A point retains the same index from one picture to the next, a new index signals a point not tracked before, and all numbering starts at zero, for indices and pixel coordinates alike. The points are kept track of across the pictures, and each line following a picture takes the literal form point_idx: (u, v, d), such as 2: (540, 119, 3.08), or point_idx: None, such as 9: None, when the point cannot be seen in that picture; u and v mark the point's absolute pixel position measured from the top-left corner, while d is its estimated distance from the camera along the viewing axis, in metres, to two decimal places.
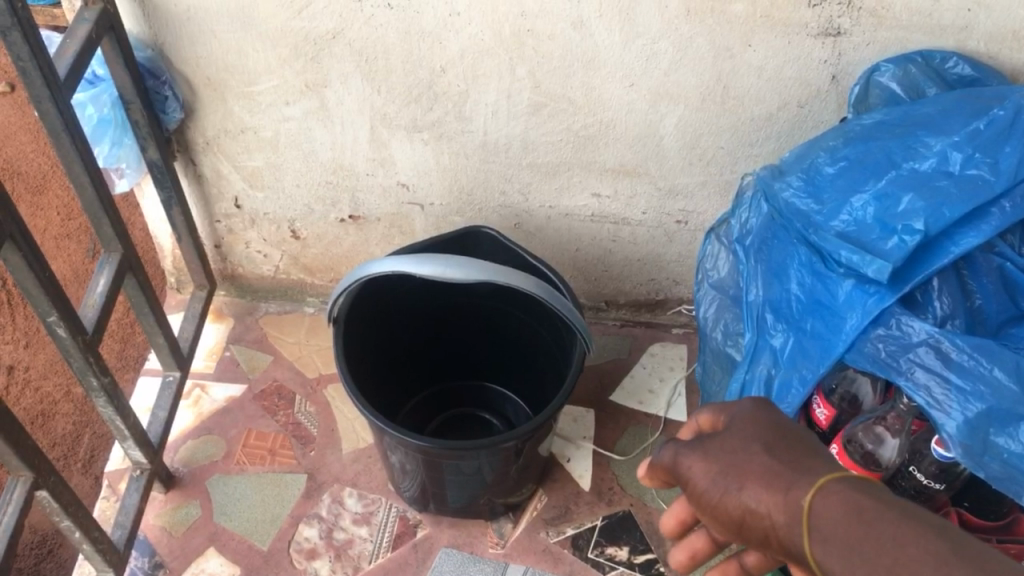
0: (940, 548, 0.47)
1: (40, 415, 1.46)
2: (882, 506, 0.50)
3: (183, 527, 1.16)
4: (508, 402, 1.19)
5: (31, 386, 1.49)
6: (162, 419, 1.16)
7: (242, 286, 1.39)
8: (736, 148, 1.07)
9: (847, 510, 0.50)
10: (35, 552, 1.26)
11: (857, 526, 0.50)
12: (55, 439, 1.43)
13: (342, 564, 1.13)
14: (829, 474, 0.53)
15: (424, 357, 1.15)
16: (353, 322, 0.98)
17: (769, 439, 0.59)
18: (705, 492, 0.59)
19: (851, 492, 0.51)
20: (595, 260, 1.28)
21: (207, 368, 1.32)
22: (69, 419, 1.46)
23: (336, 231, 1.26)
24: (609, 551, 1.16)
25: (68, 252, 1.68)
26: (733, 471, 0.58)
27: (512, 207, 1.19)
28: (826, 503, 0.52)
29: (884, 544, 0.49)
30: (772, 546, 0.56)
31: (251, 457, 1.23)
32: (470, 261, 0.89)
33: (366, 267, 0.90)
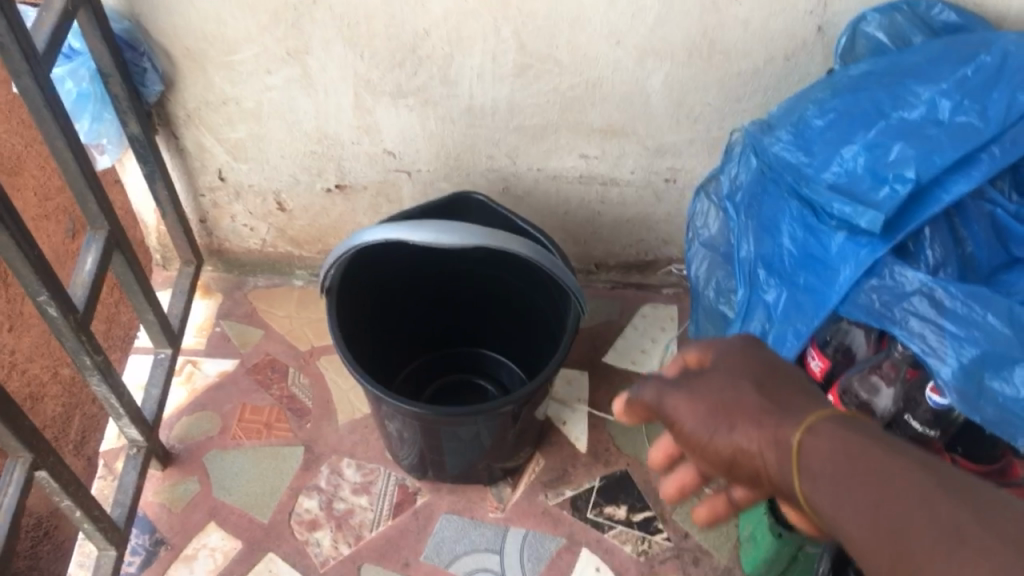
0: (926, 484, 0.47)
1: (30, 398, 1.45)
2: (867, 446, 0.51)
3: (182, 502, 1.16)
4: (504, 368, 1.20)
5: (18, 369, 1.48)
6: (157, 396, 1.16)
7: (229, 260, 1.36)
8: (724, 104, 1.07)
9: (835, 449, 0.51)
10: (32, 534, 1.26)
11: (845, 463, 0.50)
12: (46, 422, 1.43)
13: (343, 533, 1.15)
14: (818, 413, 0.54)
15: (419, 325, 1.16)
16: (347, 291, 0.98)
17: (757, 376, 0.59)
18: (693, 433, 0.59)
19: (840, 431, 0.52)
20: (585, 223, 1.27)
21: (197, 344, 1.30)
22: (58, 401, 1.46)
23: (323, 201, 1.24)
24: (607, 511, 1.18)
25: (47, 233, 1.67)
26: (722, 410, 0.58)
27: (499, 171, 1.18)
28: (816, 441, 0.52)
29: (869, 479, 0.49)
30: (762, 482, 0.57)
31: (247, 432, 1.22)
32: (464, 226, 0.88)
33: (359, 235, 0.90)
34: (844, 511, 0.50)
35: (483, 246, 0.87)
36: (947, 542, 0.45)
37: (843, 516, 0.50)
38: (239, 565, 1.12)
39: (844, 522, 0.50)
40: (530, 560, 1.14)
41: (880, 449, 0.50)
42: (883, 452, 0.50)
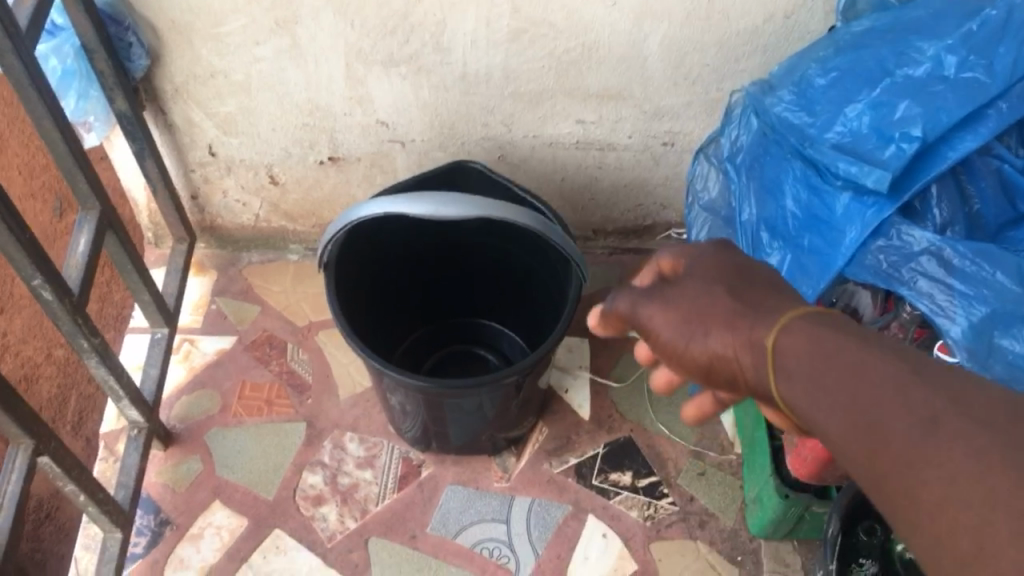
0: (900, 375, 0.48)
1: (24, 379, 1.43)
2: (840, 341, 0.51)
3: (185, 482, 1.16)
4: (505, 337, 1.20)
5: (11, 351, 1.46)
6: (155, 376, 1.15)
7: (222, 237, 1.34)
8: (722, 64, 1.05)
9: (810, 347, 0.52)
10: (34, 516, 1.25)
11: (821, 360, 0.51)
12: (42, 404, 1.41)
13: (349, 507, 1.15)
14: (792, 312, 0.54)
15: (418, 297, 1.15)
16: (346, 265, 0.97)
17: (731, 280, 0.58)
18: (668, 341, 0.59)
19: (814, 328, 0.53)
20: (582, 189, 1.25)
21: (194, 323, 1.28)
22: (54, 383, 1.44)
23: (316, 174, 1.22)
24: (612, 477, 1.18)
25: (35, 212, 1.64)
26: (697, 316, 0.58)
27: (495, 138, 1.16)
28: (791, 339, 0.53)
29: (844, 374, 0.50)
30: (739, 385, 0.58)
31: (248, 409, 1.21)
32: (464, 197, 0.87)
33: (358, 209, 0.88)
34: (821, 407, 0.51)
35: (484, 217, 0.86)
36: (922, 430, 0.46)
37: (820, 412, 0.51)
38: (246, 542, 1.12)
39: (821, 417, 0.51)
40: (537, 529, 1.14)
41: (853, 343, 0.51)
42: (856, 346, 0.51)
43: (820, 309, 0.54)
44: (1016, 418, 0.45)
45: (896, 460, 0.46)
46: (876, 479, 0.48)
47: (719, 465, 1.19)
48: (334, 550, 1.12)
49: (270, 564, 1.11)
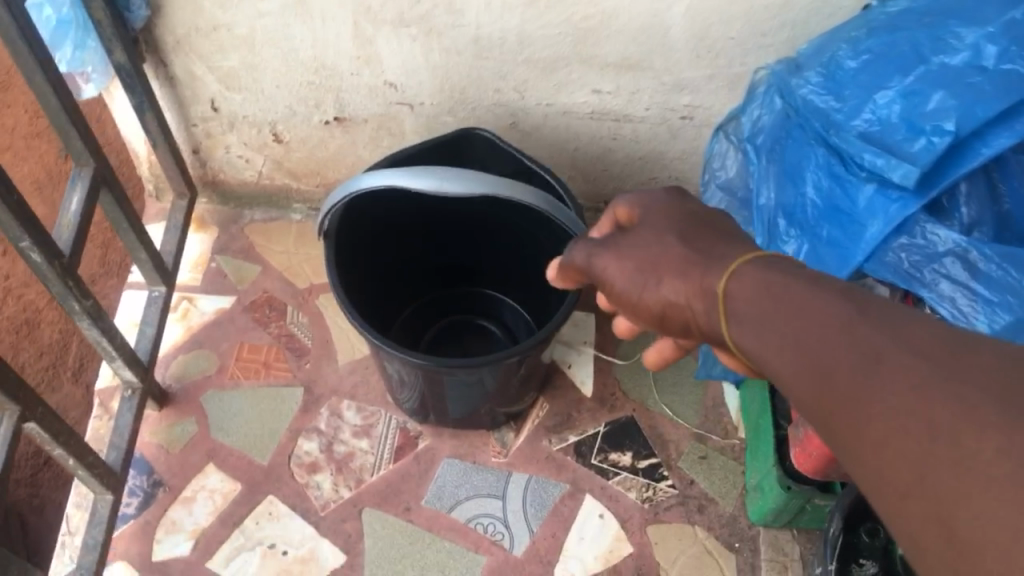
0: (846, 311, 0.46)
1: (25, 325, 1.42)
2: (791, 283, 0.50)
3: (179, 444, 1.14)
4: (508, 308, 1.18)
5: (13, 294, 1.45)
6: (150, 336, 1.13)
7: (225, 193, 1.31)
8: (748, 38, 1.00)
9: (759, 291, 0.51)
10: (31, 463, 1.25)
11: (769, 303, 0.50)
12: (42, 349, 1.40)
13: (344, 477, 1.13)
14: (744, 257, 0.53)
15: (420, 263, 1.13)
16: (347, 234, 0.94)
17: (683, 229, 0.59)
18: (624, 290, 0.60)
19: (764, 273, 0.51)
20: (595, 159, 1.21)
21: (192, 280, 1.26)
22: (55, 328, 1.43)
23: (321, 134, 1.18)
24: (612, 457, 1.16)
25: (40, 152, 1.61)
26: (649, 266, 0.58)
27: (507, 105, 1.12)
28: (741, 285, 0.52)
29: (791, 315, 0.48)
30: (694, 332, 0.57)
31: (246, 371, 1.19)
32: (468, 172, 0.83)
33: (360, 179, 0.85)
34: (771, 351, 0.49)
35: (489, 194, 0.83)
36: (866, 365, 0.43)
37: (773, 359, 0.49)
38: (239, 507, 1.11)
39: (774, 364, 0.49)
40: (533, 507, 1.12)
41: (801, 283, 0.49)
42: (804, 285, 0.49)
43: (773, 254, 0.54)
44: (960, 348, 0.42)
45: (840, 395, 0.44)
46: (824, 418, 0.46)
47: (721, 450, 1.17)
48: (327, 520, 1.11)
49: (263, 530, 1.09)
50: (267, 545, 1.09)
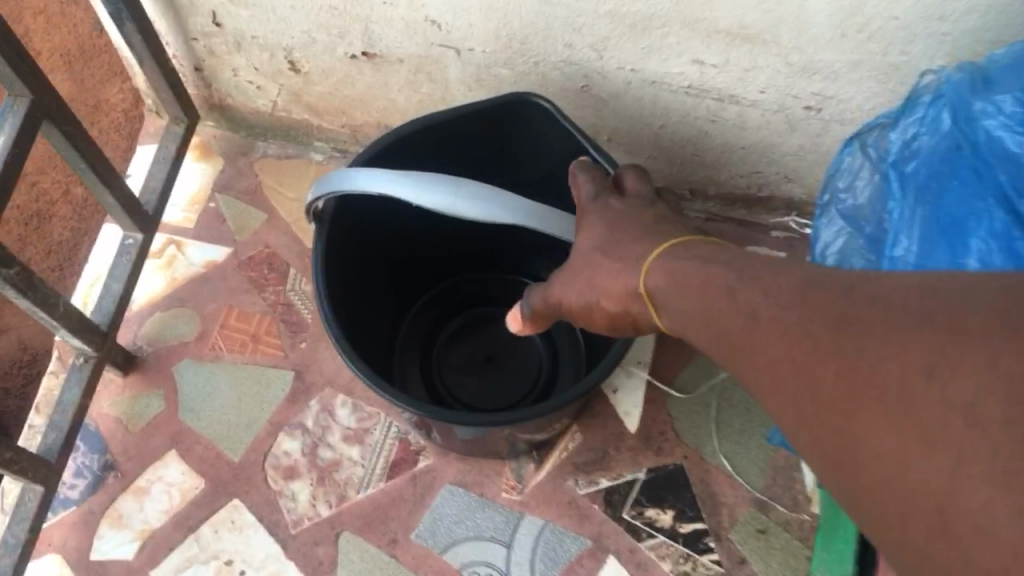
0: (729, 282, 0.51)
1: (36, 216, 1.32)
2: (696, 265, 0.54)
3: (141, 422, 0.97)
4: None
5: (27, 181, 1.34)
6: (116, 293, 0.94)
7: (234, 118, 1.09)
8: (916, 21, 0.72)
9: (669, 284, 0.55)
10: (24, 372, 1.19)
11: (680, 292, 0.54)
12: (50, 248, 1.31)
13: (324, 490, 0.95)
14: (655, 252, 0.57)
15: (443, 240, 0.94)
16: (345, 220, 0.80)
17: (607, 238, 0.62)
18: (580, 309, 0.64)
19: (671, 263, 0.55)
20: (685, 142, 0.94)
21: (184, 222, 1.06)
22: (66, 225, 1.32)
23: (347, 69, 0.95)
24: (648, 514, 0.94)
25: (73, 19, 1.39)
26: (588, 284, 0.62)
27: (580, 64, 0.86)
28: (657, 279, 0.56)
29: (696, 295, 0.52)
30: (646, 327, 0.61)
31: (229, 343, 1.01)
32: (486, 190, 0.69)
33: (357, 177, 0.69)
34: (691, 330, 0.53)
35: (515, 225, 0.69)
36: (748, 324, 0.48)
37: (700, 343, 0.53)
38: (198, 508, 0.94)
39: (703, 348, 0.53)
40: (541, 562, 0.92)
41: (699, 265, 0.54)
42: (705, 265, 0.53)
43: (680, 241, 0.57)
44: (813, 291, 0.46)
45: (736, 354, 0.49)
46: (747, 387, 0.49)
47: (785, 524, 0.94)
48: (297, 540, 0.93)
49: (221, 542, 0.93)
50: (223, 561, 0.92)
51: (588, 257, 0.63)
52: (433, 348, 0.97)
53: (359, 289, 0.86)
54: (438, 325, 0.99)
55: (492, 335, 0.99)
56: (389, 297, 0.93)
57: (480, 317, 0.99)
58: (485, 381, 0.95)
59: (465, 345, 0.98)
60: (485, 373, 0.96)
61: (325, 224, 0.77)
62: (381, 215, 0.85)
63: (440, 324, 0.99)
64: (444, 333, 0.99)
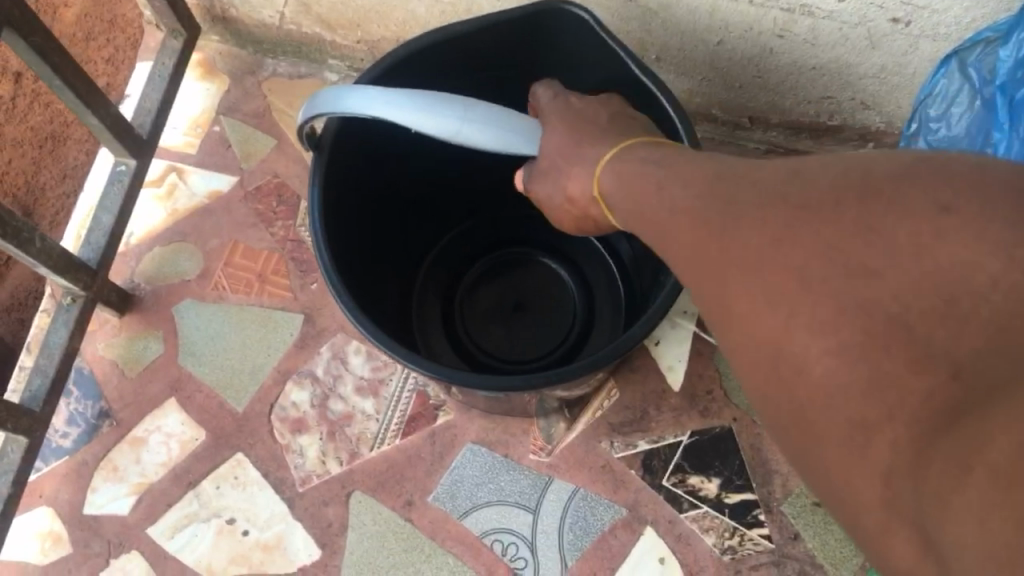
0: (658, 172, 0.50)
1: (49, 139, 1.22)
2: (640, 169, 0.51)
3: (139, 367, 0.90)
4: (584, 248, 0.88)
5: (40, 100, 1.23)
6: (107, 226, 0.86)
7: (240, 33, 0.98)
8: None
9: (616, 180, 0.53)
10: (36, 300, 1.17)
11: (623, 187, 0.52)
12: (65, 172, 1.21)
13: (335, 446, 0.87)
14: (606, 153, 0.55)
15: (464, 172, 0.85)
16: (346, 148, 0.70)
17: (565, 143, 0.60)
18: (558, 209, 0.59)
19: (617, 163, 0.54)
20: (748, 62, 0.81)
21: (187, 147, 0.97)
22: (82, 148, 1.22)
23: None
24: (690, 482, 0.85)
25: None
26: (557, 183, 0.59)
27: None
28: (609, 176, 0.54)
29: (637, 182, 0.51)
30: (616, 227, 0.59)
31: (233, 283, 0.92)
32: (491, 113, 0.61)
33: (349, 96, 0.60)
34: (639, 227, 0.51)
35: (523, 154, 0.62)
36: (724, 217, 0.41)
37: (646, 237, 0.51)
38: (198, 462, 0.87)
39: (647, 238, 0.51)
40: (571, 532, 0.84)
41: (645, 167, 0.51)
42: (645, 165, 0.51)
43: (629, 140, 0.55)
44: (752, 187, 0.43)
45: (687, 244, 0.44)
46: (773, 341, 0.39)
47: None
48: (304, 499, 0.85)
49: (222, 499, 0.86)
50: (224, 519, 0.85)
51: (552, 158, 0.60)
52: (456, 294, 0.89)
53: (368, 226, 0.77)
54: (463, 268, 0.89)
55: (521, 279, 0.89)
56: (405, 238, 0.84)
57: (509, 259, 0.90)
58: (514, 330, 0.87)
59: (491, 288, 0.89)
60: (511, 323, 0.87)
61: (324, 153, 0.67)
62: (389, 142, 0.76)
63: (464, 267, 0.90)
64: (468, 278, 0.89)
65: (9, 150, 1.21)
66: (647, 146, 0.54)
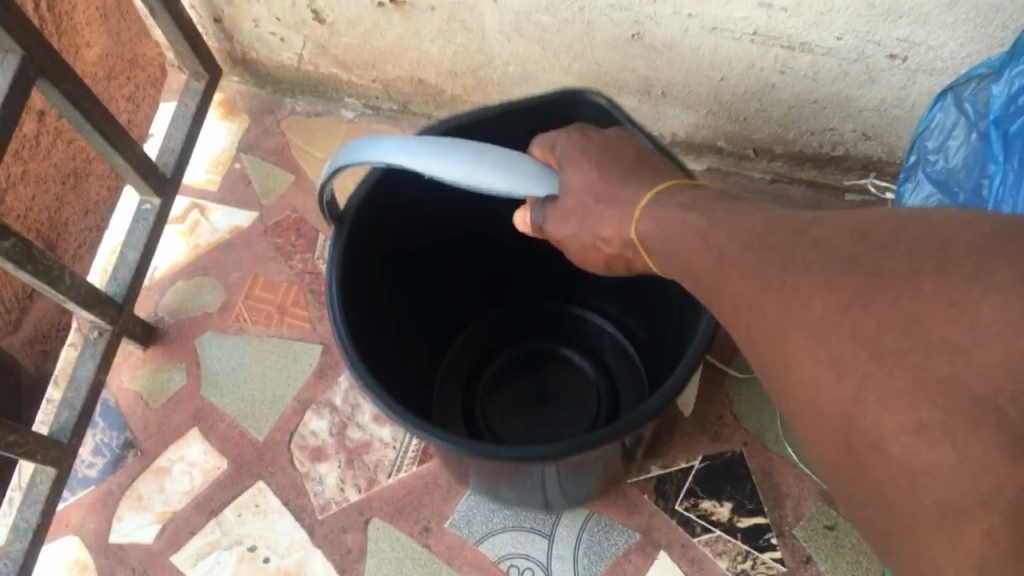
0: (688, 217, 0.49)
1: (72, 175, 1.26)
2: (679, 215, 0.50)
3: (162, 398, 0.92)
4: (603, 335, 0.91)
5: (63, 135, 1.25)
6: (133, 262, 0.89)
7: (259, 74, 1.02)
8: None
9: (659, 225, 0.51)
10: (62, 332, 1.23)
11: (666, 232, 0.51)
12: (88, 208, 1.26)
13: (353, 473, 0.89)
14: (646, 198, 0.54)
15: (484, 270, 0.88)
16: (369, 240, 0.73)
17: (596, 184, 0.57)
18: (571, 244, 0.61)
19: (659, 208, 0.52)
20: (751, 97, 0.84)
21: (208, 184, 1.00)
22: (102, 184, 1.28)
23: (375, 18, 0.87)
24: (703, 506, 0.86)
25: None
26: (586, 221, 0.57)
27: (629, 9, 0.76)
28: (649, 221, 0.53)
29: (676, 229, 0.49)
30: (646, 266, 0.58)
31: (254, 315, 0.94)
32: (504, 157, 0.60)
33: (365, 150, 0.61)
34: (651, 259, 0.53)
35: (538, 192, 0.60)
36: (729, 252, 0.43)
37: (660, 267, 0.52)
38: (220, 491, 0.89)
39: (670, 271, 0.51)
40: (585, 557, 0.85)
41: (678, 209, 0.51)
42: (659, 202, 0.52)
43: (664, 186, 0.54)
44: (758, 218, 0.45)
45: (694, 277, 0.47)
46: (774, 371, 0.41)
47: None
48: (324, 526, 0.87)
49: (244, 526, 0.87)
50: (246, 547, 0.87)
51: (577, 196, 0.58)
52: (478, 385, 0.91)
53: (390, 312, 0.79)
54: (484, 361, 0.92)
55: (542, 372, 0.92)
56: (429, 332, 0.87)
57: (532, 354, 0.93)
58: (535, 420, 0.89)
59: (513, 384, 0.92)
60: (532, 415, 0.90)
61: (345, 227, 0.69)
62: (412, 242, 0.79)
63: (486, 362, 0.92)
64: (490, 372, 0.92)
65: (33, 187, 1.22)
66: (685, 190, 0.53)
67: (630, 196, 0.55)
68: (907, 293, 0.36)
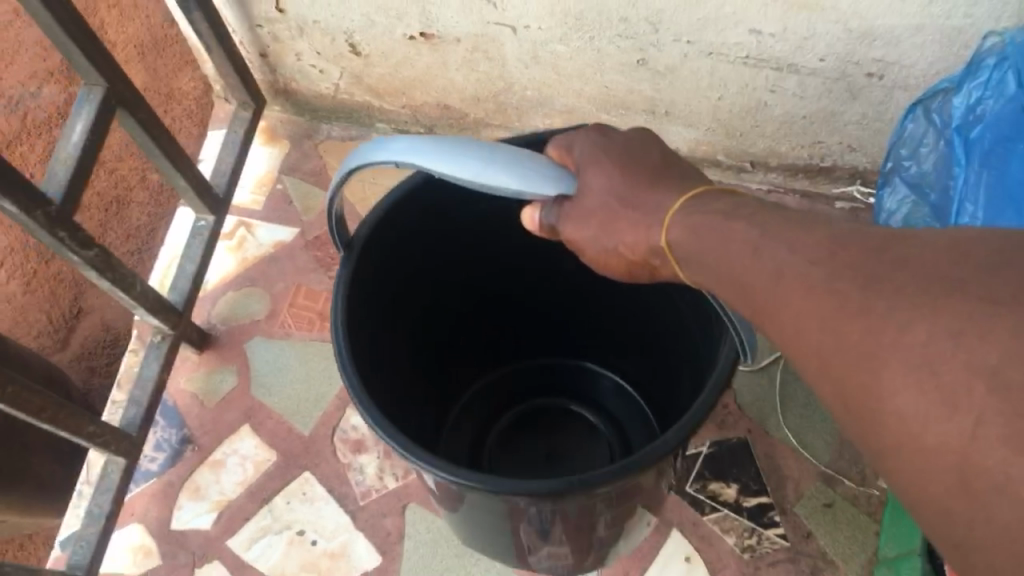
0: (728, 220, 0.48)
1: (115, 203, 1.36)
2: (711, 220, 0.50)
3: (215, 397, 1.01)
4: (609, 389, 0.94)
5: (105, 167, 1.37)
6: (190, 273, 0.98)
7: (299, 103, 1.12)
8: None
9: (690, 235, 0.51)
10: (109, 351, 1.29)
11: (696, 243, 0.50)
12: (130, 232, 1.34)
13: (391, 462, 0.97)
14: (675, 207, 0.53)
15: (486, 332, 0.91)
16: (378, 288, 0.73)
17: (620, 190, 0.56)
18: None
19: (692, 217, 0.51)
20: (746, 114, 0.93)
21: (253, 204, 1.10)
22: (144, 210, 1.35)
23: (407, 50, 0.97)
24: (711, 488, 0.95)
25: (148, 13, 1.44)
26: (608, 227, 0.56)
27: (634, 38, 0.86)
28: (678, 230, 0.52)
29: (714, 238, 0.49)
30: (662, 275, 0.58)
31: (298, 321, 1.04)
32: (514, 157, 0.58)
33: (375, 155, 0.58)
34: None
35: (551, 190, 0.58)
36: None
37: None
38: (271, 481, 0.97)
39: None
40: None
41: (711, 214, 0.50)
42: None
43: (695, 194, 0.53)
44: None
45: None
46: None
47: (853, 499, 0.93)
48: (365, 511, 0.95)
49: (293, 512, 0.95)
50: (296, 531, 0.94)
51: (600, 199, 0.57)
52: (487, 442, 0.95)
53: (404, 357, 0.80)
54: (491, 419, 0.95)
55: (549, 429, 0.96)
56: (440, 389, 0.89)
57: (533, 412, 0.96)
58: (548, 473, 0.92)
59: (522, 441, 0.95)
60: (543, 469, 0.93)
61: (355, 254, 0.68)
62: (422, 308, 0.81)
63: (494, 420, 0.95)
64: (498, 430, 0.95)
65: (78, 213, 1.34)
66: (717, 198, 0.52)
67: (660, 201, 0.54)
68: (894, 266, 0.40)
